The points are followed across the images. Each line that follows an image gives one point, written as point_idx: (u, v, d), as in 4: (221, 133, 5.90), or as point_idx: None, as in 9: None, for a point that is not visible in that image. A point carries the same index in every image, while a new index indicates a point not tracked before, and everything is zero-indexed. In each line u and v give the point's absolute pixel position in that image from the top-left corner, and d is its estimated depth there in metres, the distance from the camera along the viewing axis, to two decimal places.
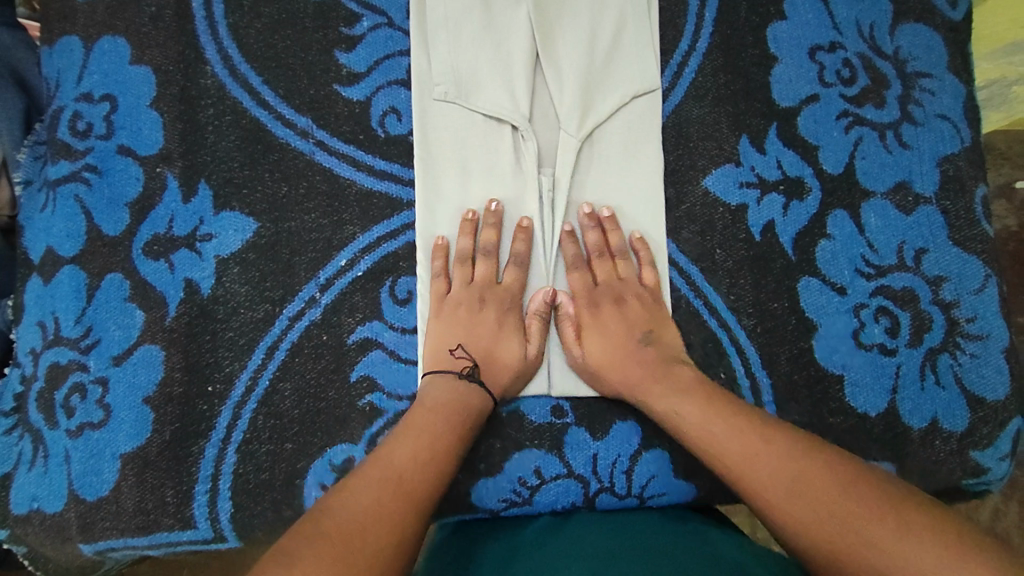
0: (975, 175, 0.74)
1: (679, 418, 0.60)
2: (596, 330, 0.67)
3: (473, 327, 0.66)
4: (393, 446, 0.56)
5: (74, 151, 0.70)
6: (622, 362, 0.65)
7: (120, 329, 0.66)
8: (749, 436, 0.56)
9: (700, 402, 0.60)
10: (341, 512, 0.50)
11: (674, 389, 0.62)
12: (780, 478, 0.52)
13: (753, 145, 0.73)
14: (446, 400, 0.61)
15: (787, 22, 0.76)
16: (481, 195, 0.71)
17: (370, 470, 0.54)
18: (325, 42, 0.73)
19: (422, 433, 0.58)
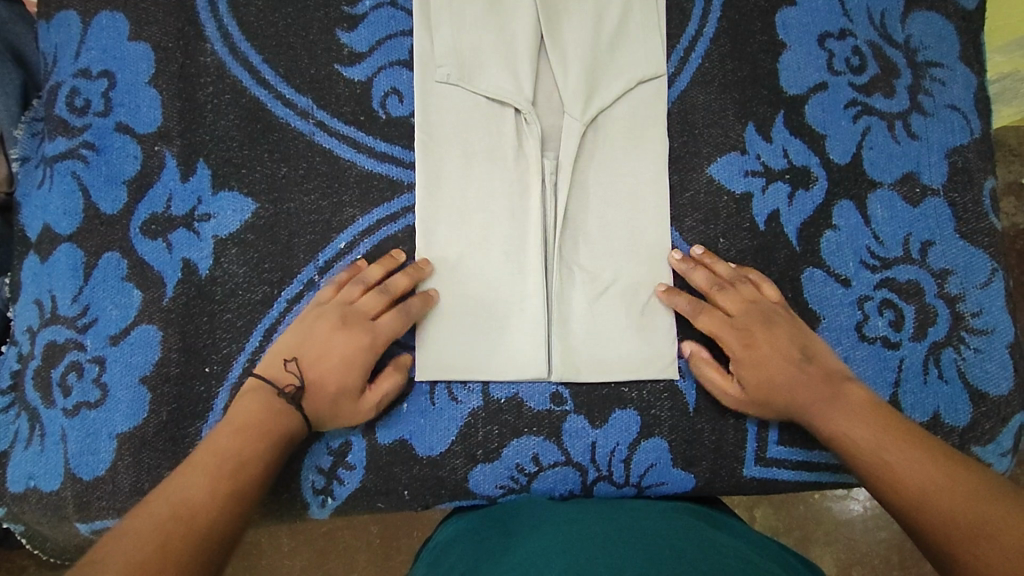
0: (985, 167, 0.73)
1: (847, 442, 0.58)
2: (750, 361, 0.63)
3: (319, 347, 0.61)
4: (189, 478, 0.51)
5: (72, 128, 0.69)
6: (792, 383, 0.62)
7: (117, 309, 0.66)
8: (929, 467, 0.52)
9: (877, 427, 0.57)
10: (115, 552, 0.44)
11: (842, 411, 0.59)
12: (967, 513, 0.48)
13: (759, 133, 0.72)
14: (257, 421, 0.56)
15: (797, 8, 0.74)
16: (486, 193, 0.70)
17: (161, 505, 0.49)
18: (327, 21, 0.72)
19: (228, 465, 0.53)
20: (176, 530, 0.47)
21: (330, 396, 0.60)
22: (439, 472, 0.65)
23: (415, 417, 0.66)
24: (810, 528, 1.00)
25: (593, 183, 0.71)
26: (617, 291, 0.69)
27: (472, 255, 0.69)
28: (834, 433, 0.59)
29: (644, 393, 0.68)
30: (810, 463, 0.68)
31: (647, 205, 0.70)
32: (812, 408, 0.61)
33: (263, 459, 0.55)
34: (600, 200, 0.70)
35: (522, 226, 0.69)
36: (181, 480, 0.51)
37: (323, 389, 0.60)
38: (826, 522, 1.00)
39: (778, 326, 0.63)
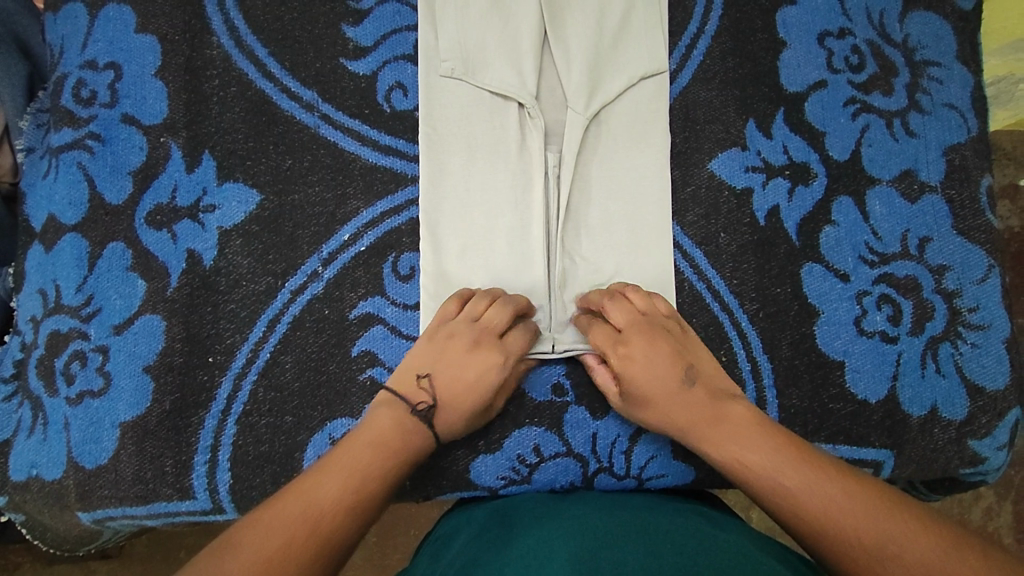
0: (981, 165, 0.74)
1: (741, 466, 0.54)
2: (638, 364, 0.61)
3: (455, 368, 0.60)
4: (321, 486, 0.51)
5: (78, 119, 0.69)
6: (664, 400, 0.60)
7: (122, 299, 0.66)
8: (828, 489, 0.50)
9: (768, 448, 0.54)
10: (244, 551, 0.45)
11: (732, 429, 0.56)
12: (864, 531, 0.47)
13: (759, 129, 0.73)
14: (390, 437, 0.56)
15: (797, 7, 0.75)
16: (487, 186, 0.70)
17: (295, 510, 0.49)
18: (332, 15, 0.72)
19: (362, 477, 0.52)
20: (308, 537, 0.47)
21: (462, 416, 0.60)
22: (441, 462, 0.66)
23: None
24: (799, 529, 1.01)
25: (595, 177, 0.71)
26: (619, 282, 0.70)
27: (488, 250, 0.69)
28: (724, 455, 0.55)
29: None
30: None
31: (649, 197, 0.71)
32: (693, 430, 0.58)
33: (389, 475, 0.54)
34: (602, 194, 0.71)
35: (524, 217, 0.70)
36: (312, 483, 0.51)
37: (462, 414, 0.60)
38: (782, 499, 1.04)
39: (654, 339, 0.62)
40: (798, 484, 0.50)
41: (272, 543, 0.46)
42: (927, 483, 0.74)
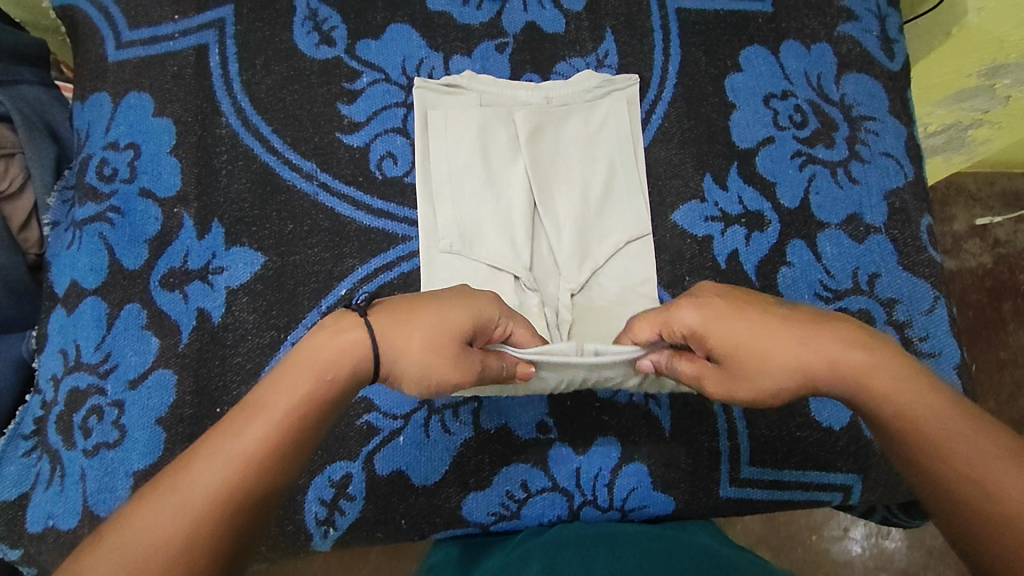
0: (920, 207, 0.82)
1: (927, 424, 0.49)
2: (730, 321, 0.55)
3: (413, 297, 0.57)
4: (200, 459, 0.47)
5: (101, 194, 0.77)
6: (788, 353, 0.53)
7: (136, 356, 0.72)
8: (1004, 464, 0.46)
9: (940, 408, 0.50)
10: (140, 524, 0.44)
11: (915, 378, 0.51)
12: None
13: (716, 183, 0.81)
14: (297, 359, 0.51)
15: (743, 74, 0.84)
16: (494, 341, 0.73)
17: (168, 496, 0.45)
18: (329, 96, 0.81)
19: (247, 439, 0.47)
20: (178, 525, 0.44)
21: (418, 332, 0.53)
22: (434, 501, 0.69)
23: (412, 449, 0.70)
24: (771, 534, 1.09)
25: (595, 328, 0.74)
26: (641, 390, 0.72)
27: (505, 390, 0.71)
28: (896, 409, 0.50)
29: (622, 420, 0.72)
30: (782, 482, 0.72)
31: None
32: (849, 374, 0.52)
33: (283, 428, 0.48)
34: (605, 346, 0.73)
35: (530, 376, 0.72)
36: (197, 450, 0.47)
37: (419, 325, 0.53)
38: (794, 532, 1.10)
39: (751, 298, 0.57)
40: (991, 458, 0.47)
41: (144, 540, 0.44)
42: (903, 508, 0.77)
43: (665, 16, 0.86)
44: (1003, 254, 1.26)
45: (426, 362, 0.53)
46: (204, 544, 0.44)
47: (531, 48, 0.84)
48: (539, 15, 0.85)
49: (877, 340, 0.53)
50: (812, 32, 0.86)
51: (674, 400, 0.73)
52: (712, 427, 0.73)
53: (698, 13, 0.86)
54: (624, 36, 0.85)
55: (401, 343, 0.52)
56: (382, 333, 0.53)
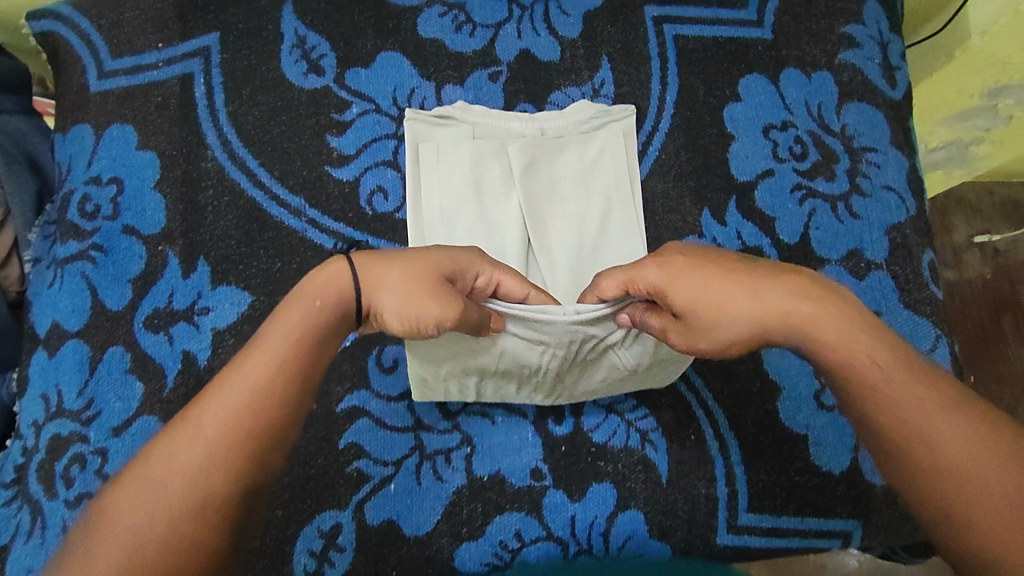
0: (922, 241, 0.80)
1: (870, 376, 0.50)
2: (691, 278, 0.54)
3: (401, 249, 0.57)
4: (210, 397, 0.49)
5: (83, 232, 0.74)
6: (749, 308, 0.53)
7: (120, 401, 0.70)
8: (933, 414, 0.48)
9: (882, 357, 0.50)
10: (162, 459, 0.47)
11: (858, 330, 0.52)
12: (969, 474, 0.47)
13: (714, 217, 0.79)
14: (294, 295, 0.52)
15: (742, 103, 0.82)
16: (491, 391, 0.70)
17: (185, 433, 0.47)
18: (317, 127, 0.79)
19: (251, 377, 0.49)
20: (197, 459, 0.46)
21: (402, 268, 0.53)
22: (426, 551, 0.68)
23: (403, 497, 0.69)
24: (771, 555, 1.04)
25: None
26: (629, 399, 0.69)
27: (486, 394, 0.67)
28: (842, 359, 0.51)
29: (618, 466, 0.71)
30: (781, 530, 0.71)
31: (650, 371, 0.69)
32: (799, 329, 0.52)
33: (284, 363, 0.49)
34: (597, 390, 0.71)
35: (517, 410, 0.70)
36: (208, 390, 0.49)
37: (400, 261, 0.54)
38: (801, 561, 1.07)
39: (712, 254, 0.56)
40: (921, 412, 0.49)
41: (167, 473, 0.46)
42: (905, 550, 0.76)
43: (663, 44, 0.84)
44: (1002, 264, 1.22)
45: (404, 287, 0.53)
46: (223, 474, 0.46)
47: (525, 77, 0.82)
48: (533, 42, 0.83)
49: (825, 297, 0.53)
50: (813, 60, 0.84)
51: (670, 444, 0.72)
52: (709, 472, 0.71)
53: (696, 40, 0.84)
54: (620, 64, 0.83)
55: (378, 276, 0.53)
56: (365, 271, 0.53)
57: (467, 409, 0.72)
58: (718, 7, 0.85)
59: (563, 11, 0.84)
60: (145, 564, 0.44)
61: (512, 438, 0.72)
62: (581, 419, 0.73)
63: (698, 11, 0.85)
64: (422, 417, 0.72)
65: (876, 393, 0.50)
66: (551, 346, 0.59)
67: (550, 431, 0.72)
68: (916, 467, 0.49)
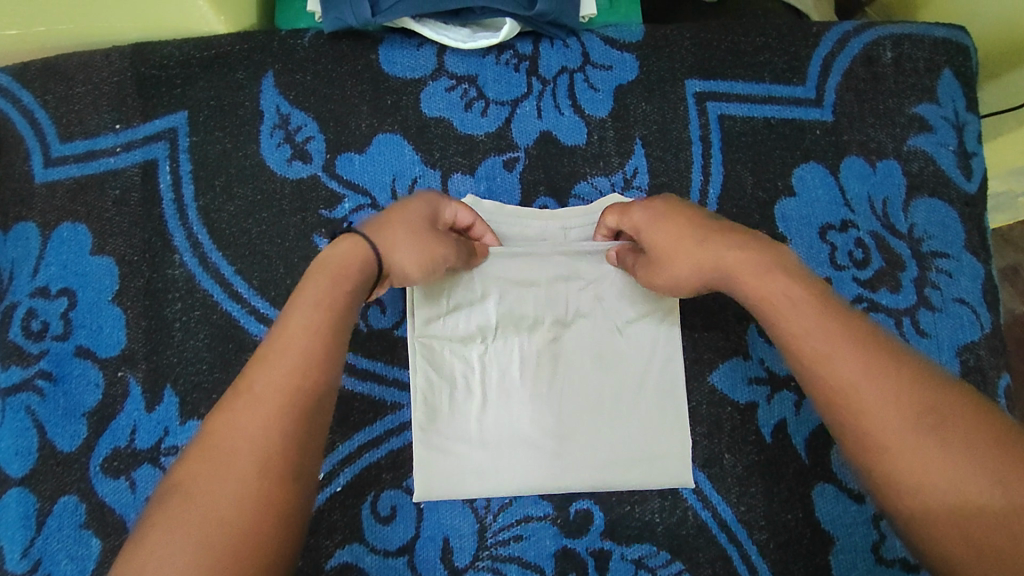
0: (997, 364, 0.70)
1: (772, 309, 0.50)
2: (655, 221, 0.58)
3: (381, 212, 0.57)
4: (255, 368, 0.46)
5: (28, 355, 0.64)
6: (696, 248, 0.55)
7: (73, 562, 0.60)
8: (843, 345, 0.46)
9: (789, 291, 0.50)
10: (224, 433, 0.43)
11: (774, 266, 0.52)
12: (869, 400, 0.44)
13: (762, 335, 0.69)
14: (319, 272, 0.51)
15: (796, 198, 0.72)
16: (499, 411, 0.65)
17: (238, 409, 0.44)
18: (304, 226, 0.68)
19: (293, 345, 0.47)
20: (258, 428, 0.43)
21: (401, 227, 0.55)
22: None
23: None
24: None
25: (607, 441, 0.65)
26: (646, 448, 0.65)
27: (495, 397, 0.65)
28: (753, 294, 0.52)
29: None
30: None
31: (663, 382, 0.67)
32: (726, 266, 0.53)
33: (322, 327, 0.48)
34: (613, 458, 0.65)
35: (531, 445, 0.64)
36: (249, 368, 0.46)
37: (390, 218, 0.55)
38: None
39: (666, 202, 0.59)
40: (822, 339, 0.47)
41: (228, 455, 0.43)
42: None
43: (706, 125, 0.73)
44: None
45: (397, 232, 0.55)
46: (285, 438, 0.44)
47: (546, 165, 0.71)
48: (555, 123, 0.72)
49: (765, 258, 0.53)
50: (878, 146, 0.73)
51: None
52: None
53: (743, 122, 0.73)
54: (656, 149, 0.72)
55: (386, 240, 0.54)
56: (367, 237, 0.54)
57: (476, 566, 0.63)
58: (771, 81, 0.74)
59: (591, 85, 0.73)
60: (214, 547, 0.40)
61: None
62: None
63: (747, 87, 0.73)
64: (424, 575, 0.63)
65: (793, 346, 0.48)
66: (540, 287, 0.66)
67: None
68: (815, 395, 0.47)
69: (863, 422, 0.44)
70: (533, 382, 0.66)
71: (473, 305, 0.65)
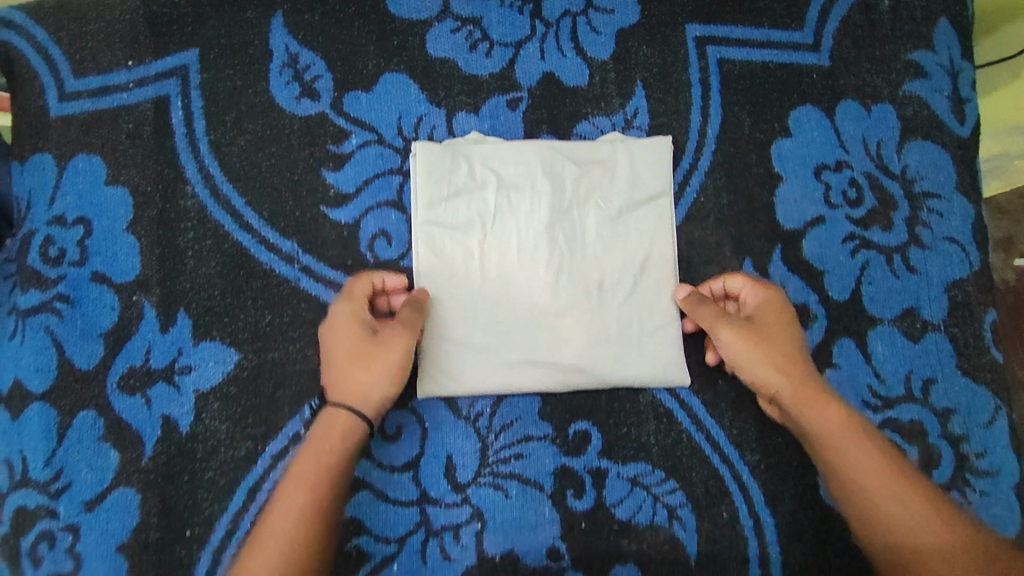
0: (985, 300, 0.73)
1: (807, 412, 0.60)
2: (768, 334, 0.62)
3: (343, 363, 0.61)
4: (286, 491, 0.57)
5: (45, 280, 0.66)
6: (780, 331, 0.63)
7: (92, 472, 0.63)
8: (854, 452, 0.58)
9: (820, 401, 0.60)
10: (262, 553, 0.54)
11: (804, 366, 0.62)
12: (880, 505, 0.56)
13: (756, 269, 0.71)
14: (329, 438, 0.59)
15: (792, 139, 0.73)
16: (497, 295, 0.67)
17: (262, 546, 0.54)
18: (312, 160, 0.70)
19: (285, 516, 0.55)
20: None
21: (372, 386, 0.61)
22: None
23: None
24: None
25: (602, 323, 0.67)
26: (639, 333, 0.68)
27: (495, 282, 0.67)
28: (797, 410, 0.61)
29: (643, 546, 0.66)
30: None
31: (653, 274, 0.69)
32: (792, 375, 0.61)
33: (296, 543, 0.54)
34: (607, 340, 0.67)
35: (528, 324, 0.67)
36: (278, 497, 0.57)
37: (355, 373, 0.61)
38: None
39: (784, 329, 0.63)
40: (844, 454, 0.58)
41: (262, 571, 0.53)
42: None
43: (706, 68, 0.74)
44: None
45: (329, 371, 0.62)
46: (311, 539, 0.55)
47: (549, 104, 0.73)
48: (559, 64, 0.73)
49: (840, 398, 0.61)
50: (874, 91, 0.75)
51: (700, 522, 0.67)
52: (742, 555, 0.66)
53: (742, 65, 0.74)
54: (657, 91, 0.73)
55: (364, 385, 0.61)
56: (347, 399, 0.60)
57: (478, 481, 0.66)
58: (770, 27, 0.75)
59: (593, 28, 0.74)
60: None
61: (527, 514, 0.66)
62: (603, 494, 0.67)
63: (746, 32, 0.75)
64: (428, 489, 0.66)
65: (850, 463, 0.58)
66: (537, 178, 0.69)
67: (569, 506, 0.66)
68: (836, 486, 0.59)
69: (886, 525, 0.55)
70: (533, 267, 0.68)
71: (470, 193, 0.68)
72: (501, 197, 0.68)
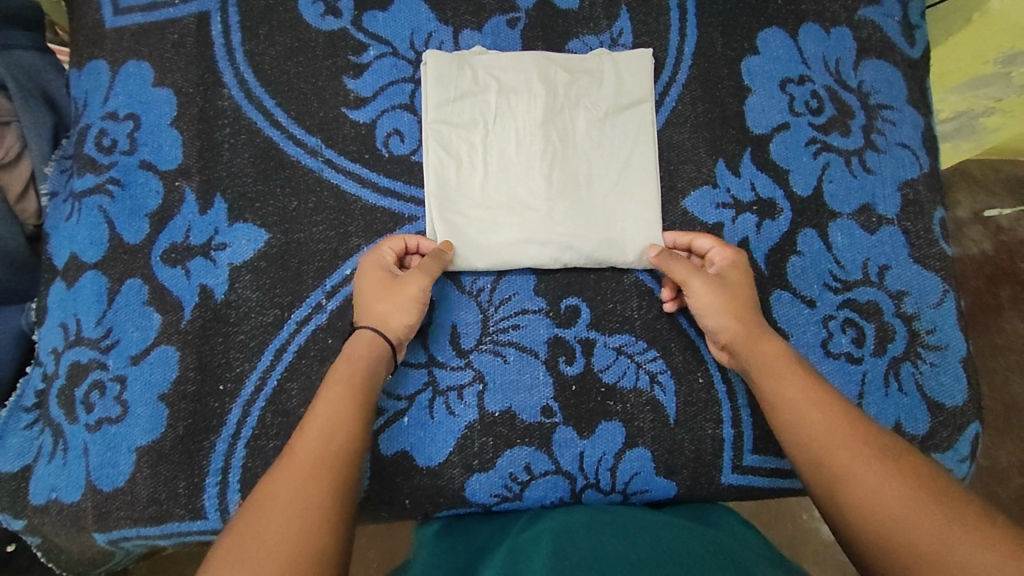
0: (934, 199, 0.81)
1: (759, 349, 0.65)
2: (731, 285, 0.70)
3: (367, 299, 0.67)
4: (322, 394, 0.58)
5: (100, 166, 0.75)
6: (742, 289, 0.70)
7: (138, 331, 0.72)
8: (802, 385, 0.61)
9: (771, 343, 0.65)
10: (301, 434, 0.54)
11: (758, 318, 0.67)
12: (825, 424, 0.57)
13: (729, 168, 0.80)
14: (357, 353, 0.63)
15: (760, 57, 0.82)
16: (498, 184, 0.76)
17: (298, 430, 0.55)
18: (335, 69, 0.79)
19: (327, 404, 0.57)
20: (294, 479, 0.50)
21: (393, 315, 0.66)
22: (438, 481, 0.72)
23: (416, 429, 0.72)
24: (799, 546, 1.01)
25: (590, 209, 0.76)
26: (624, 219, 0.76)
27: (496, 173, 0.76)
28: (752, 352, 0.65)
29: (627, 406, 0.74)
30: (782, 471, 0.75)
31: (636, 168, 0.77)
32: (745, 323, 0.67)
33: (337, 421, 0.56)
34: (595, 222, 0.76)
35: (525, 208, 0.75)
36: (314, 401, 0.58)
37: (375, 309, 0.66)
38: (815, 541, 1.01)
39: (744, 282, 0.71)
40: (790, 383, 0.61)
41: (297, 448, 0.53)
42: None
43: None
44: (1004, 241, 1.10)
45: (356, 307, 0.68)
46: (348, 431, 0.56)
47: (544, 24, 0.82)
48: None
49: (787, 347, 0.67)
50: (832, 16, 0.84)
51: (679, 387, 0.75)
52: (716, 414, 0.74)
53: None
54: (640, 14, 0.83)
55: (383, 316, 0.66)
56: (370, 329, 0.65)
57: (480, 348, 0.74)
58: None
59: None
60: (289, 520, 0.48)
61: (523, 377, 0.74)
62: (592, 360, 0.75)
63: None
64: (435, 354, 0.74)
65: (786, 398, 0.60)
66: (533, 83, 0.78)
67: (561, 370, 0.74)
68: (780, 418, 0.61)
69: (830, 437, 0.55)
70: (529, 160, 0.76)
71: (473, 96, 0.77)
72: (501, 98, 0.77)
